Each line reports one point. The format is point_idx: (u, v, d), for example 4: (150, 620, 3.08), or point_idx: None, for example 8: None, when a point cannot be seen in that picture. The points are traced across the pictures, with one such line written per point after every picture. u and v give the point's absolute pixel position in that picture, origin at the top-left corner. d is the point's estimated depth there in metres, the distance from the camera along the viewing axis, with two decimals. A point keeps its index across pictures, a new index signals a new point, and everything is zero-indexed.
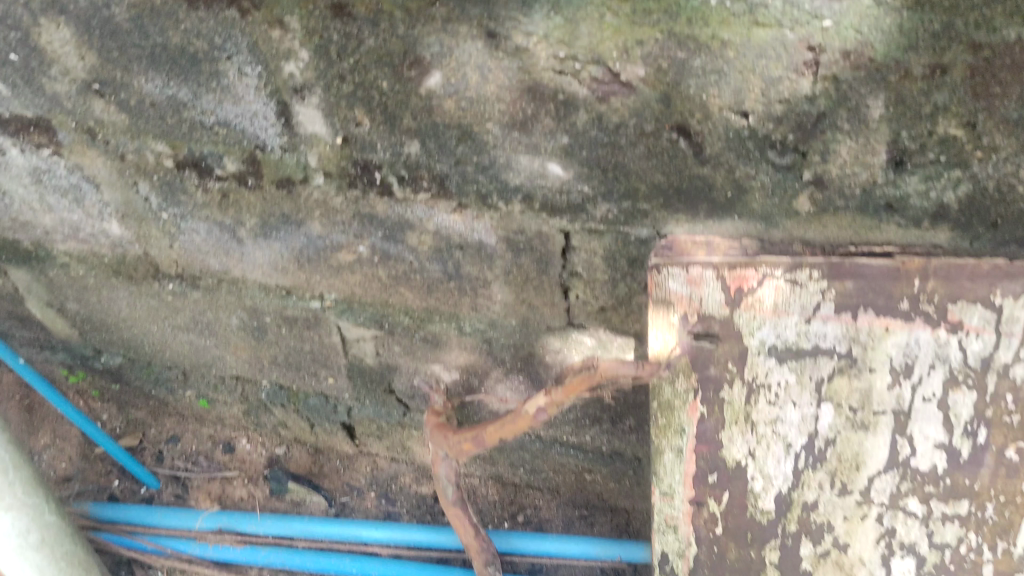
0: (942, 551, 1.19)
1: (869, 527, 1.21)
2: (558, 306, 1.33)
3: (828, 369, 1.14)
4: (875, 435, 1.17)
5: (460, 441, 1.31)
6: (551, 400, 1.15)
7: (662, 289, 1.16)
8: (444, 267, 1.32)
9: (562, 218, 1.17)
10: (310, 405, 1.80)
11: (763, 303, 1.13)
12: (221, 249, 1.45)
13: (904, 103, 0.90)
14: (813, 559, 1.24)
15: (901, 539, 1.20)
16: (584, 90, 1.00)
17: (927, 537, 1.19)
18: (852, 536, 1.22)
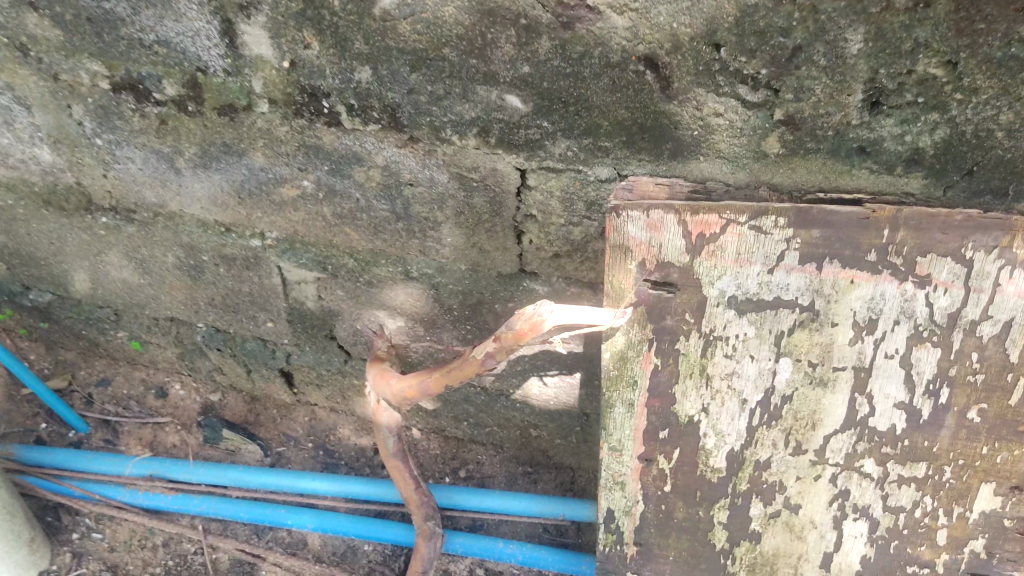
0: (897, 514, 1.21)
1: (822, 488, 1.23)
2: (510, 252, 1.27)
3: (789, 323, 1.11)
4: (834, 393, 1.16)
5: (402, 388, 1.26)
6: (501, 347, 1.09)
7: (620, 234, 1.10)
8: (392, 206, 1.26)
9: (518, 154, 1.11)
10: (248, 349, 1.73)
11: (724, 251, 1.08)
12: (158, 180, 1.37)
13: (884, 38, 0.85)
14: (764, 519, 1.28)
15: (855, 502, 1.22)
16: (548, 16, 0.94)
17: (882, 500, 1.21)
18: (804, 497, 1.25)
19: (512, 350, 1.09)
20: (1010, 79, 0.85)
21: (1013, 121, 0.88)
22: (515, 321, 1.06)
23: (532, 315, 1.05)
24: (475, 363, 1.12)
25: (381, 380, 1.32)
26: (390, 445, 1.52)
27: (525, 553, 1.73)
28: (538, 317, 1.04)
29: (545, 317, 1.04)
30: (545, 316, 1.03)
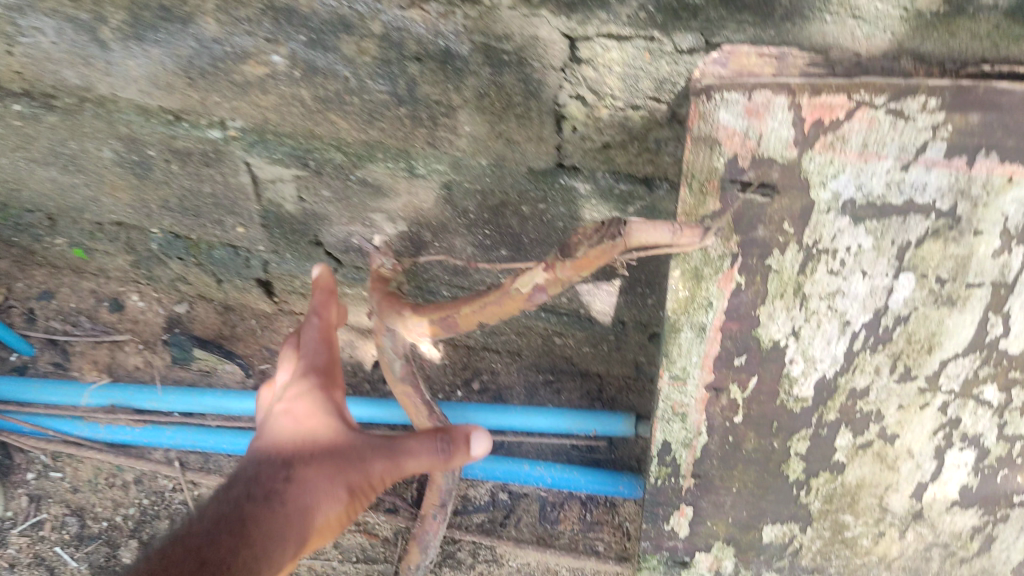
0: (1011, 442, 1.09)
1: (927, 416, 1.09)
2: (547, 143, 1.00)
3: (919, 233, 0.87)
4: (962, 313, 0.94)
5: (421, 324, 1.05)
6: (554, 278, 0.89)
7: (708, 123, 0.83)
8: (392, 86, 0.96)
9: (567, 17, 0.82)
10: (215, 257, 1.49)
11: (847, 143, 0.82)
12: (77, 55, 1.05)
13: None
14: (851, 449, 1.14)
15: (965, 432, 1.10)
16: None
17: (998, 428, 1.08)
18: (903, 427, 1.11)
19: (574, 275, 0.88)
20: None
21: None
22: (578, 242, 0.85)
23: (605, 233, 0.82)
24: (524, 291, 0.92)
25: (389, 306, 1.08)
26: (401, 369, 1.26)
27: (556, 474, 1.56)
28: (609, 240, 0.82)
29: (619, 239, 0.82)
30: (619, 239, 0.82)
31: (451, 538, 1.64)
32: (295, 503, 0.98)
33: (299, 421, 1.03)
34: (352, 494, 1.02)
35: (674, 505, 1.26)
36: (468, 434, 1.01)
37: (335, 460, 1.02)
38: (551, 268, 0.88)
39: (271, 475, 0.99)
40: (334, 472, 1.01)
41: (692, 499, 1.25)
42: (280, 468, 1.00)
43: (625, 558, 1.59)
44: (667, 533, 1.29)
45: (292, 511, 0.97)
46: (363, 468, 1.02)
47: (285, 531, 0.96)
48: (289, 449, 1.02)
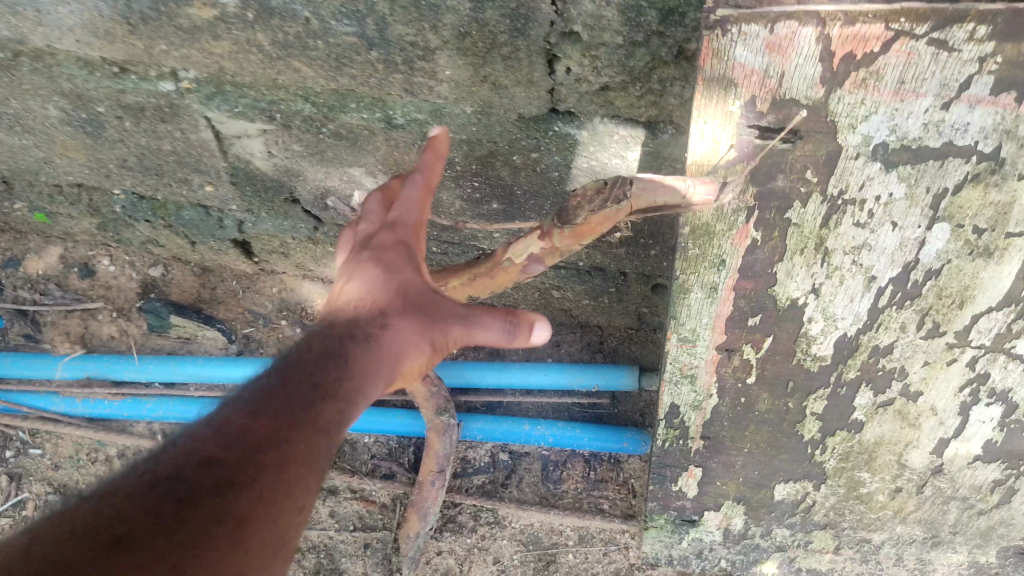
0: None
1: (953, 373, 1.00)
2: (538, 86, 0.89)
3: (957, 179, 0.78)
4: (999, 265, 0.86)
5: None
6: (549, 250, 0.86)
7: (722, 61, 0.72)
8: (359, 26, 0.85)
9: None
10: (186, 218, 1.39)
11: (882, 80, 0.71)
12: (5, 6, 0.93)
13: None
14: (869, 408, 1.06)
15: (993, 387, 1.01)
16: None
17: None
18: (927, 385, 1.02)
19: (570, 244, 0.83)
20: None
21: None
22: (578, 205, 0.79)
23: (609, 194, 0.78)
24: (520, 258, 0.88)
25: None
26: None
27: (557, 434, 1.47)
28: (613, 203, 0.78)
29: (625, 201, 0.77)
30: (624, 200, 0.77)
31: (451, 502, 1.53)
32: (386, 352, 0.84)
33: (395, 266, 0.86)
34: (439, 347, 0.88)
35: (682, 466, 1.20)
36: (533, 316, 0.84)
37: (424, 319, 0.86)
38: (549, 235, 0.83)
39: (363, 321, 0.84)
40: (421, 327, 0.85)
41: (701, 460, 1.18)
42: (373, 313, 0.85)
43: (631, 516, 1.48)
44: (674, 493, 1.24)
45: (384, 361, 0.84)
46: (448, 331, 0.86)
47: (369, 381, 0.83)
48: (383, 298, 0.85)
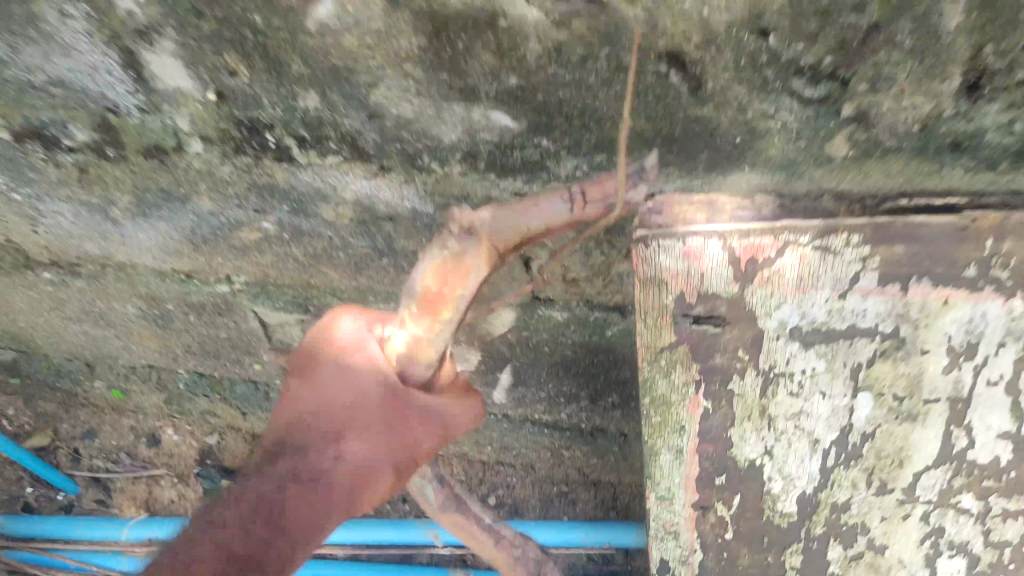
0: None
1: (912, 526, 0.91)
2: (519, 281, 1.06)
3: (867, 354, 0.89)
4: (924, 427, 0.89)
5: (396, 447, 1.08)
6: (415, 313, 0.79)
7: (650, 264, 0.89)
8: (372, 242, 1.03)
9: (515, 180, 0.88)
10: (238, 392, 1.56)
11: (783, 277, 0.87)
12: (96, 233, 1.12)
13: (993, 7, 0.62)
14: (843, 562, 0.93)
15: None
16: (534, 13, 0.68)
17: None
18: (891, 538, 0.91)
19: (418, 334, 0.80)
20: None
21: None
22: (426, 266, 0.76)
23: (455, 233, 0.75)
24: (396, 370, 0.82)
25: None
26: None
27: None
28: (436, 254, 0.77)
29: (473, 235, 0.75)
30: (457, 246, 0.75)
31: None
32: (341, 483, 0.73)
33: (355, 376, 0.80)
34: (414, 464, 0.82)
35: None
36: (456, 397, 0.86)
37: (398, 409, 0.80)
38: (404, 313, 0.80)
39: (314, 446, 0.75)
40: (388, 441, 0.78)
41: None
42: (327, 437, 0.76)
43: None
44: None
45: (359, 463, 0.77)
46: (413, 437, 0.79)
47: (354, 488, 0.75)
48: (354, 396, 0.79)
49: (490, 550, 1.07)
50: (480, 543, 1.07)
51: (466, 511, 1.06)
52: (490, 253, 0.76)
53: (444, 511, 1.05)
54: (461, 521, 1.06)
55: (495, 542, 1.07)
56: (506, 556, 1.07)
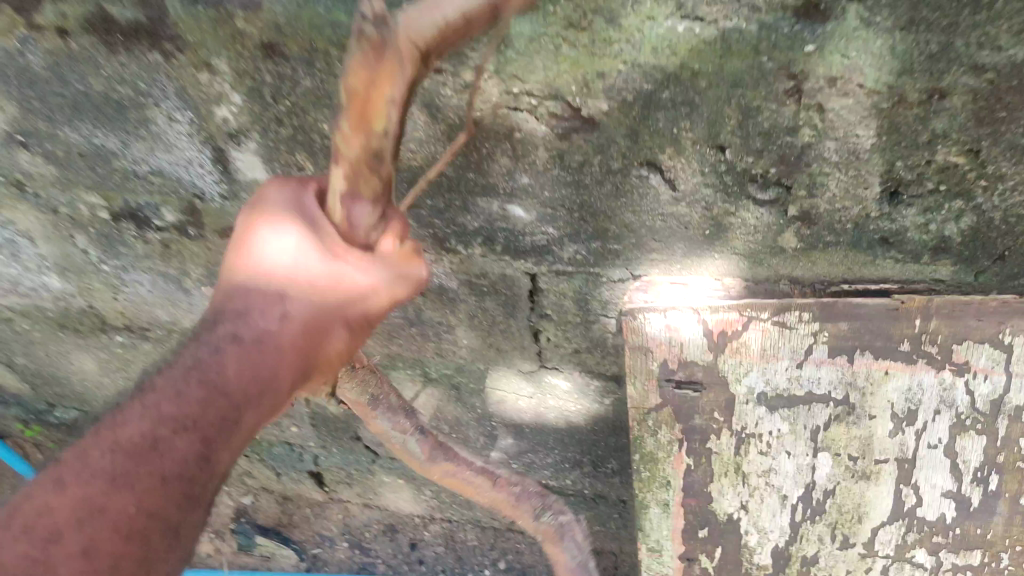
0: None
1: None
2: (528, 350, 1.23)
3: (824, 418, 1.06)
4: (877, 485, 1.08)
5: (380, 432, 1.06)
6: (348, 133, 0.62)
7: (638, 335, 1.05)
8: (404, 312, 1.22)
9: (527, 261, 1.06)
10: (275, 453, 1.72)
11: (749, 347, 1.03)
12: (169, 300, 1.31)
13: (898, 131, 0.81)
14: None
15: None
16: (543, 128, 0.88)
17: None
18: None
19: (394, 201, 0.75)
20: None
21: None
22: (337, 119, 0.62)
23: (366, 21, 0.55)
24: (343, 218, 0.73)
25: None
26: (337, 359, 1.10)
27: None
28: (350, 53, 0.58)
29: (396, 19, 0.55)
30: (375, 37, 0.55)
31: None
32: (280, 341, 0.76)
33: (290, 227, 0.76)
34: (346, 332, 0.81)
35: None
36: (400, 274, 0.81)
37: (326, 270, 0.77)
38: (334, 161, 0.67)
39: (256, 309, 0.77)
40: (334, 310, 0.79)
41: None
42: (269, 299, 0.77)
43: None
44: None
45: (259, 366, 0.75)
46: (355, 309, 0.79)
47: (229, 397, 0.72)
48: (281, 270, 0.77)
49: (489, 494, 1.07)
50: (477, 488, 1.08)
51: (455, 458, 1.08)
52: (415, 57, 0.57)
53: (433, 462, 1.06)
54: (450, 468, 1.07)
55: (492, 484, 1.07)
56: (506, 496, 1.07)
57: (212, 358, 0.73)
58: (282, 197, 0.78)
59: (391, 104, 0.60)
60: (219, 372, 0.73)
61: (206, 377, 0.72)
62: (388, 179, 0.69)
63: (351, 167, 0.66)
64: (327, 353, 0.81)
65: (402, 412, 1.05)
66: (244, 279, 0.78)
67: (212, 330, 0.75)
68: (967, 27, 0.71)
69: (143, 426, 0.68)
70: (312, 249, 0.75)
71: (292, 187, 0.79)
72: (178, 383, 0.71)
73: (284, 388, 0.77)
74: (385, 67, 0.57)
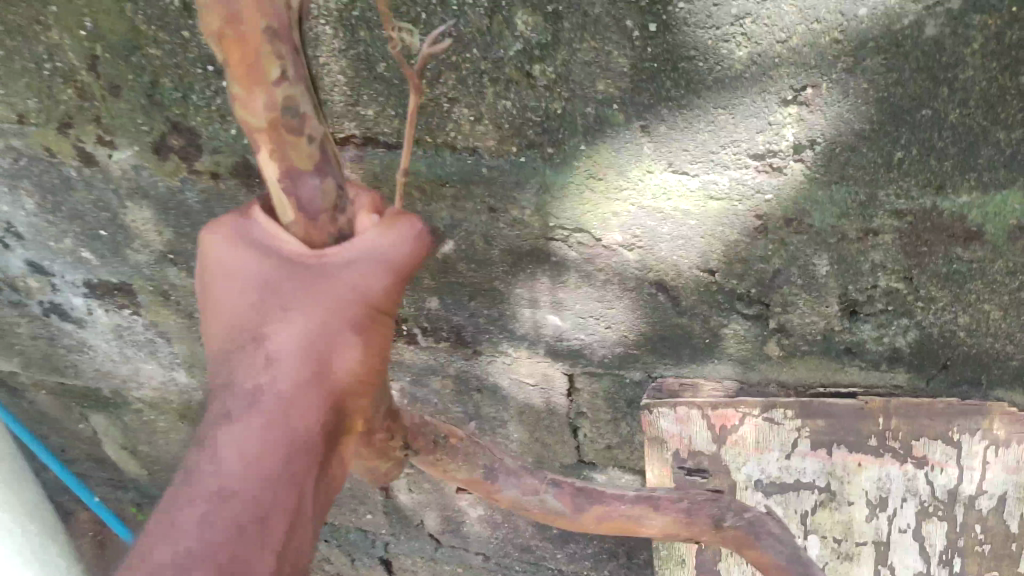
0: None
1: None
2: (568, 443, 1.44)
3: (810, 502, 1.22)
4: (859, 566, 1.22)
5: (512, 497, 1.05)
6: (244, 101, 0.66)
7: (654, 427, 1.26)
8: (465, 408, 1.45)
9: (565, 362, 1.30)
10: (351, 538, 1.98)
11: (745, 440, 1.23)
12: None
13: (845, 261, 1.04)
14: None
15: None
16: (573, 253, 1.14)
17: None
18: None
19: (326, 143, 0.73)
20: (958, 289, 1.02)
21: (970, 323, 1.05)
22: (231, 90, 0.66)
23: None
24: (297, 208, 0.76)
25: (385, 471, 1.02)
26: (443, 457, 1.02)
27: None
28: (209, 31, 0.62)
29: None
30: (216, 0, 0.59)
31: None
32: (279, 382, 0.78)
33: (249, 263, 0.81)
34: (355, 333, 0.82)
35: None
36: (394, 229, 0.81)
37: (299, 276, 0.80)
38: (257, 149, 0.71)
39: (244, 356, 0.80)
40: (330, 318, 0.80)
41: None
42: (250, 337, 0.81)
43: None
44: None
45: (269, 421, 0.76)
46: (348, 301, 0.80)
47: (238, 493, 0.72)
48: (251, 314, 0.81)
49: (656, 521, 1.05)
50: (641, 519, 1.05)
51: (600, 498, 1.05)
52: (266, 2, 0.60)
53: (580, 510, 1.04)
54: (603, 510, 1.04)
55: (653, 507, 1.04)
56: (675, 515, 1.05)
57: (212, 456, 0.74)
58: (226, 237, 0.83)
59: (277, 55, 0.64)
60: (216, 471, 0.73)
61: (204, 476, 0.73)
62: (312, 137, 0.71)
63: (275, 146, 0.70)
64: (342, 367, 0.81)
65: (523, 474, 1.04)
66: (233, 337, 0.82)
67: (211, 411, 0.78)
68: (883, 181, 0.95)
69: (164, 558, 0.68)
70: (282, 270, 0.80)
71: (236, 225, 0.83)
72: (180, 506, 0.71)
73: (312, 429, 0.79)
74: (242, 3, 0.60)
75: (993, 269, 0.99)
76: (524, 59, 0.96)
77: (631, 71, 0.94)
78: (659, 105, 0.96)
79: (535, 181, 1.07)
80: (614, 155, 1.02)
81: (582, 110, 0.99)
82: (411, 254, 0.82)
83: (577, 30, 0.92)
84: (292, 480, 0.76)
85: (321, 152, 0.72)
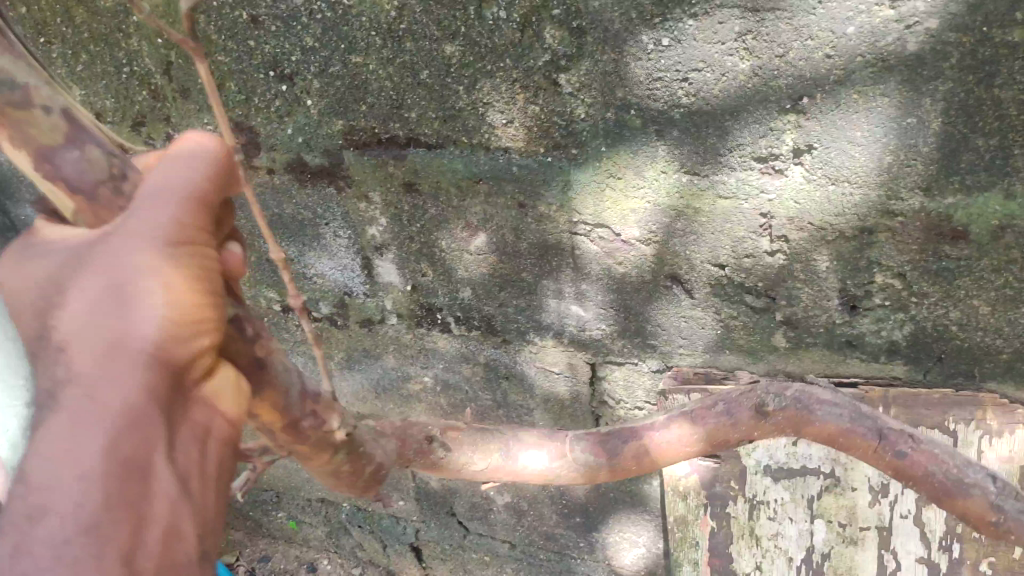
0: None
1: None
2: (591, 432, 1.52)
3: (816, 488, 1.32)
4: (864, 550, 1.31)
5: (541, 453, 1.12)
6: None
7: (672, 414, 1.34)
8: (494, 395, 1.54)
9: (587, 351, 1.40)
10: (384, 525, 2.09)
11: None
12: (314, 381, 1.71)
13: (845, 259, 1.13)
14: None
15: None
16: (594, 248, 1.24)
17: None
18: None
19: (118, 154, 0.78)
20: (948, 285, 1.09)
21: (961, 317, 1.11)
22: None
23: None
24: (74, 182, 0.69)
25: (339, 465, 1.01)
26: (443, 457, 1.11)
27: None
28: None
29: None
30: None
31: None
32: (69, 355, 0.65)
33: (15, 271, 0.71)
34: (170, 268, 0.68)
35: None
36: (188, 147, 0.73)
37: (101, 247, 0.69)
38: None
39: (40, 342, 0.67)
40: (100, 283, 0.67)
41: None
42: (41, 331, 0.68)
43: None
44: None
45: (77, 413, 0.64)
46: (158, 249, 0.68)
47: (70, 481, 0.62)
48: (36, 316, 0.69)
49: (698, 433, 1.08)
50: (683, 435, 1.08)
51: (637, 432, 1.09)
52: None
53: (619, 444, 1.09)
54: (641, 443, 1.08)
55: (692, 421, 1.08)
56: (716, 421, 1.08)
57: (29, 469, 0.63)
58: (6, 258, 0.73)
59: None
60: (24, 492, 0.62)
61: (30, 493, 0.62)
62: (48, 103, 0.66)
63: None
64: (146, 328, 0.66)
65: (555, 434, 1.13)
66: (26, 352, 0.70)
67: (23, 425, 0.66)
68: (875, 184, 1.04)
69: None
70: (44, 263, 0.70)
71: (20, 246, 0.73)
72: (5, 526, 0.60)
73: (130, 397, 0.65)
74: None
75: (980, 266, 1.06)
76: (552, 69, 1.08)
77: (646, 80, 1.05)
78: (672, 111, 1.07)
79: (559, 180, 1.18)
80: (632, 157, 1.13)
81: (603, 115, 1.10)
82: (210, 175, 0.72)
83: (599, 44, 1.04)
84: (128, 468, 0.65)
85: (66, 120, 0.67)
